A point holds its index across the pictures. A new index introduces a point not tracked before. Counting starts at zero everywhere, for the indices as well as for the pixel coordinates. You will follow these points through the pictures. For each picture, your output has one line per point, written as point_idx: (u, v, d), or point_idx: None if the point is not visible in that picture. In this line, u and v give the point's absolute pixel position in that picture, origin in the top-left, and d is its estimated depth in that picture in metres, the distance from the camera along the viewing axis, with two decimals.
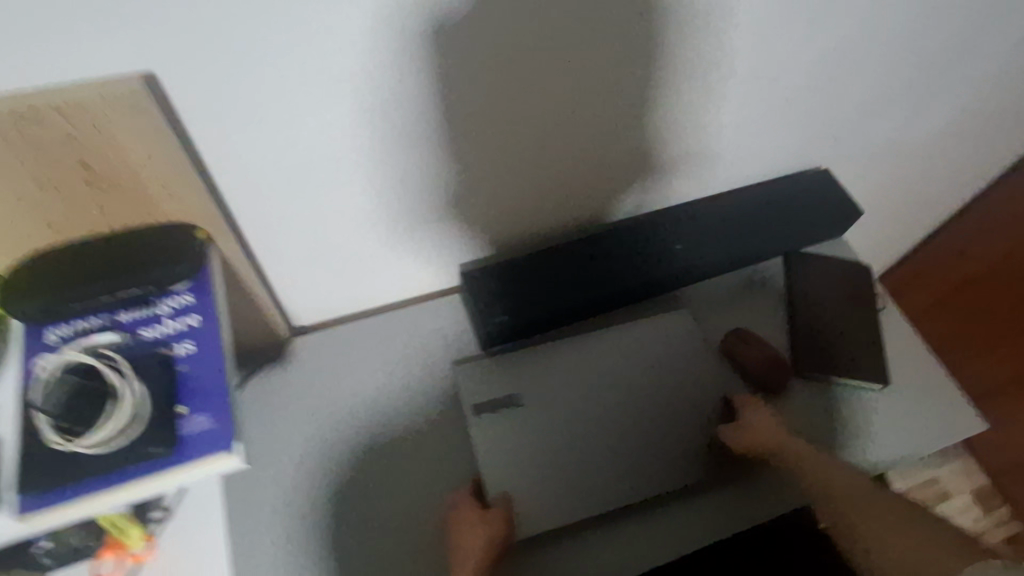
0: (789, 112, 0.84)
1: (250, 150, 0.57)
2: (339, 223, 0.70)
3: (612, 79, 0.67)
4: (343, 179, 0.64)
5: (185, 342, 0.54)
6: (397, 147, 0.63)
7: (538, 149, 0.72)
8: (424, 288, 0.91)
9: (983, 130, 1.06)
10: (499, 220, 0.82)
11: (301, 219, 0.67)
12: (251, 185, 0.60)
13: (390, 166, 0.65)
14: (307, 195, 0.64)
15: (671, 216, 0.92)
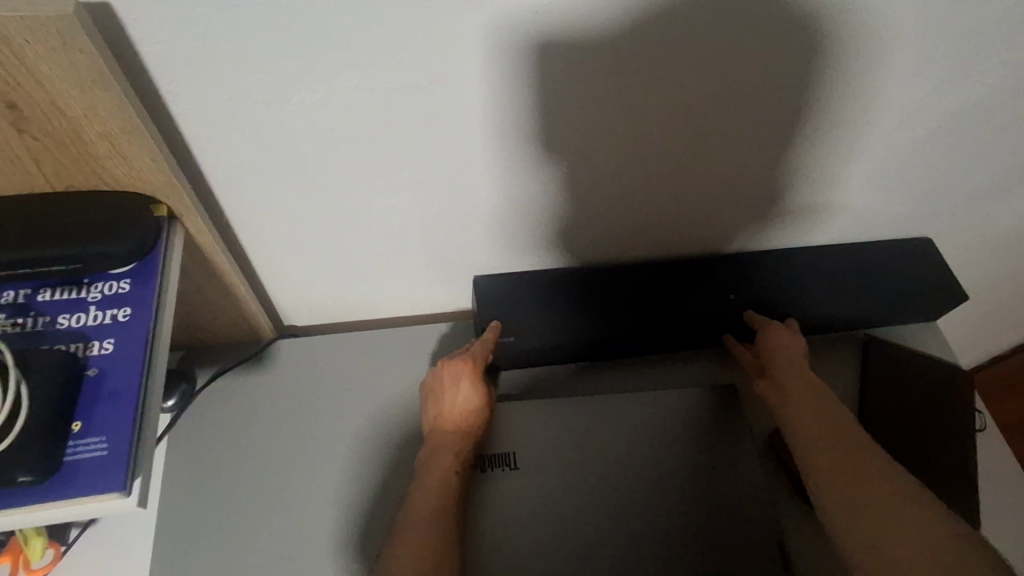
0: (884, 173, 0.69)
1: (226, 102, 0.50)
2: (339, 220, 0.63)
3: (660, 87, 0.55)
4: (345, 170, 0.58)
5: (107, 338, 0.45)
6: (394, 117, 0.54)
7: (569, 174, 0.63)
8: (436, 307, 0.80)
9: None
10: (524, 240, 0.71)
11: (295, 208, 0.61)
12: (239, 158, 0.55)
13: (387, 140, 0.56)
14: (302, 181, 0.58)
15: (729, 263, 0.79)
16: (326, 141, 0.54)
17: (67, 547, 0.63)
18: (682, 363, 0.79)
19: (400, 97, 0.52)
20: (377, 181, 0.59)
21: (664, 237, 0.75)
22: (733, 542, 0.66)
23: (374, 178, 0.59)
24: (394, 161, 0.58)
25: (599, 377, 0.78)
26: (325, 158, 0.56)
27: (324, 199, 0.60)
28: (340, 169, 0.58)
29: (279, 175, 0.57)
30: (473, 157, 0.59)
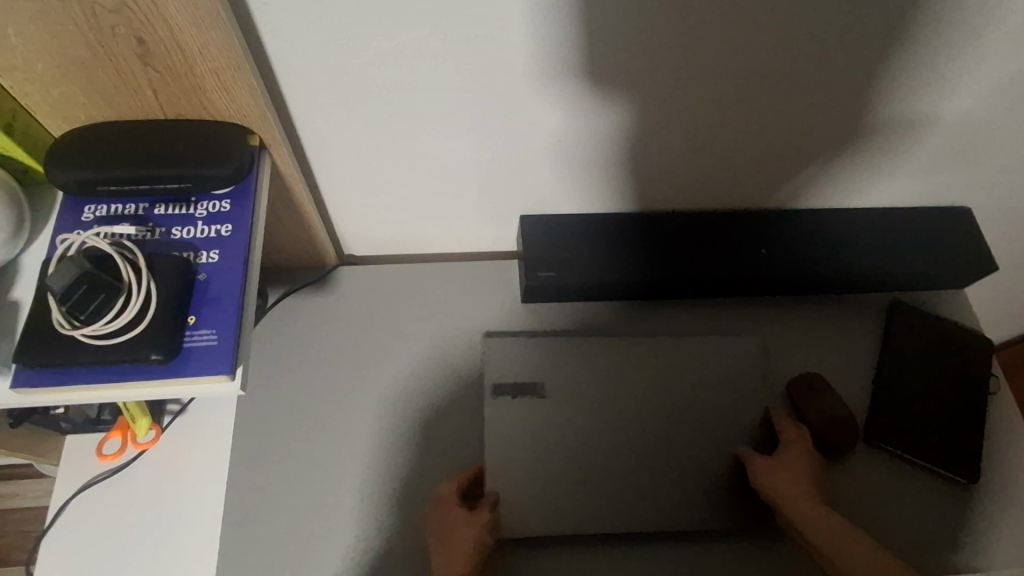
0: (920, 136, 0.72)
1: (313, 46, 0.55)
2: (402, 160, 0.69)
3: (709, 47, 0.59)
4: (411, 114, 0.63)
5: (212, 249, 0.52)
6: (460, 64, 0.58)
7: (615, 123, 0.67)
8: (483, 248, 0.86)
9: None
10: (571, 187, 0.76)
11: (365, 145, 0.67)
12: (319, 98, 0.60)
13: (451, 86, 0.61)
14: (372, 122, 0.64)
15: (765, 219, 0.82)
16: (397, 85, 0.60)
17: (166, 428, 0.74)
18: (709, 312, 0.85)
19: (467, 47, 0.57)
20: (439, 124, 0.65)
21: (702, 192, 0.79)
22: (739, 490, 0.75)
23: (436, 122, 0.64)
24: (456, 108, 0.63)
25: (630, 319, 0.84)
26: (395, 101, 0.61)
27: (390, 139, 0.66)
28: (407, 113, 0.63)
29: (352, 114, 0.63)
30: (528, 105, 0.64)
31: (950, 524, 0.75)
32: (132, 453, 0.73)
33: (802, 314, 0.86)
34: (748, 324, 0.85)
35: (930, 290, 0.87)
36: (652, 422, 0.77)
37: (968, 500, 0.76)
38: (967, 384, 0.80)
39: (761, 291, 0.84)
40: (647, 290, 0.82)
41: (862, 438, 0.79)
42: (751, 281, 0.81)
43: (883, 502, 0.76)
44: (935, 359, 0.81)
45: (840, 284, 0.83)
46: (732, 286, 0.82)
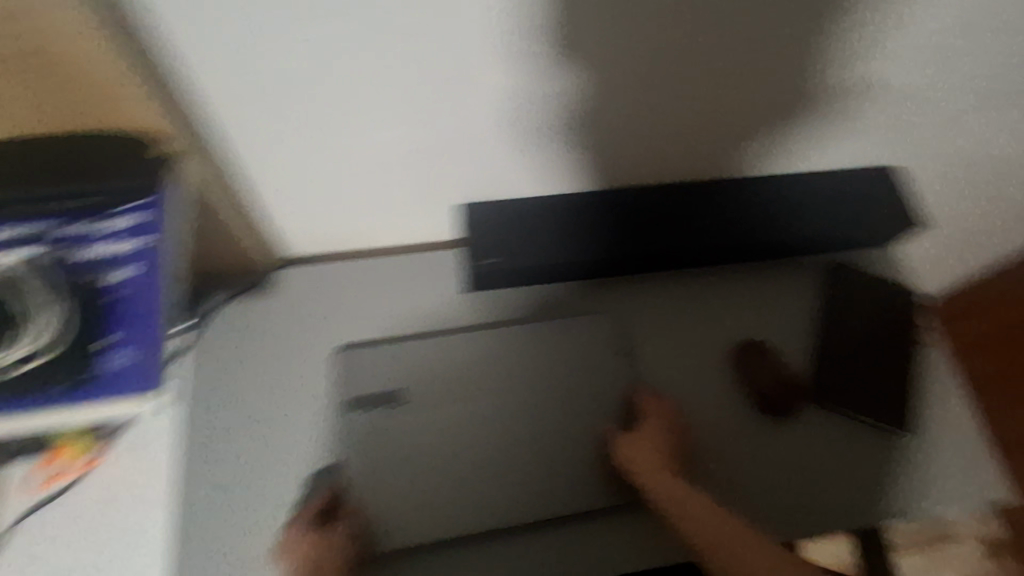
0: (840, 99, 0.73)
1: (214, 44, 0.53)
2: (326, 156, 0.67)
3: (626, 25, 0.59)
4: (331, 110, 0.62)
5: (122, 266, 0.54)
6: (373, 54, 0.57)
7: (542, 109, 0.67)
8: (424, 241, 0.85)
9: None
10: (505, 173, 0.76)
11: (286, 145, 0.65)
12: (231, 98, 0.58)
13: (367, 76, 0.59)
14: (290, 121, 0.62)
15: (704, 189, 0.83)
16: (313, 81, 0.58)
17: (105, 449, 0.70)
18: (653, 288, 0.86)
19: (378, 36, 0.55)
20: (360, 117, 0.63)
21: (635, 169, 0.80)
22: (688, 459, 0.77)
23: (358, 116, 0.63)
24: (376, 101, 0.62)
25: (576, 299, 0.84)
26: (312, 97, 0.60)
27: (312, 137, 0.64)
28: (326, 108, 0.61)
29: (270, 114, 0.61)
30: (452, 95, 0.63)
31: (887, 470, 0.79)
32: (71, 480, 0.69)
33: (741, 281, 0.88)
34: (690, 296, 0.86)
35: (862, 249, 0.90)
36: (602, 399, 0.78)
37: (903, 449, 0.80)
38: (899, 337, 0.84)
39: (701, 260, 0.85)
40: (589, 269, 0.82)
41: (805, 398, 0.81)
42: (690, 252, 0.82)
43: (827, 459, 0.79)
44: (869, 315, 0.84)
45: (778, 250, 0.85)
46: (672, 258, 0.83)
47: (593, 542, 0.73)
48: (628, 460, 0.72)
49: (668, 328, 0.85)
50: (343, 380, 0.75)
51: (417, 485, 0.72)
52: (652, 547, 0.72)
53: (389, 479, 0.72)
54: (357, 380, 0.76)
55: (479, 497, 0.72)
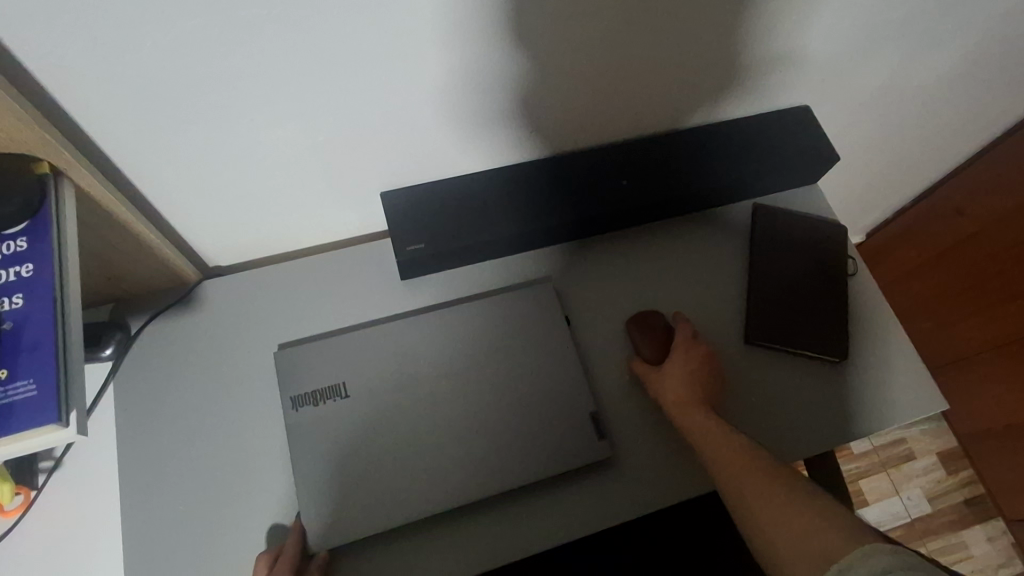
0: (749, 49, 0.73)
1: (84, 57, 0.50)
2: (231, 159, 0.65)
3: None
4: (226, 110, 0.59)
5: (15, 294, 0.50)
6: (259, 53, 0.54)
7: (447, 87, 0.65)
8: (353, 232, 0.84)
9: (981, 81, 0.97)
10: (423, 156, 0.74)
11: (187, 152, 0.63)
12: (115, 106, 0.55)
13: (258, 76, 0.56)
14: (186, 126, 0.59)
15: (623, 151, 0.84)
16: (201, 81, 0.55)
17: (38, 491, 0.70)
18: (588, 252, 0.87)
19: (262, 34, 0.53)
20: (260, 116, 0.61)
21: (556, 138, 0.79)
22: (638, 414, 0.79)
23: (257, 114, 0.61)
24: (273, 97, 0.59)
25: (513, 273, 0.85)
26: (204, 99, 0.57)
27: (211, 140, 0.62)
28: (222, 109, 0.59)
29: (161, 119, 0.58)
30: (351, 83, 0.61)
31: (834, 400, 0.81)
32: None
33: (672, 235, 0.89)
34: (624, 255, 0.87)
35: (787, 190, 0.92)
36: (550, 370, 0.78)
37: (844, 376, 0.83)
38: (829, 270, 0.86)
39: (631, 218, 0.86)
40: (522, 241, 0.82)
41: (745, 341, 0.83)
42: (619, 212, 0.83)
43: (772, 396, 0.81)
44: (798, 253, 0.87)
45: (702, 200, 0.87)
46: (602, 217, 0.84)
47: (557, 509, 0.73)
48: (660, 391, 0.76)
49: (608, 288, 0.86)
50: (285, 380, 0.74)
51: (374, 478, 0.71)
52: (612, 503, 0.74)
53: (343, 479, 0.71)
54: (302, 378, 0.74)
55: (438, 484, 0.71)
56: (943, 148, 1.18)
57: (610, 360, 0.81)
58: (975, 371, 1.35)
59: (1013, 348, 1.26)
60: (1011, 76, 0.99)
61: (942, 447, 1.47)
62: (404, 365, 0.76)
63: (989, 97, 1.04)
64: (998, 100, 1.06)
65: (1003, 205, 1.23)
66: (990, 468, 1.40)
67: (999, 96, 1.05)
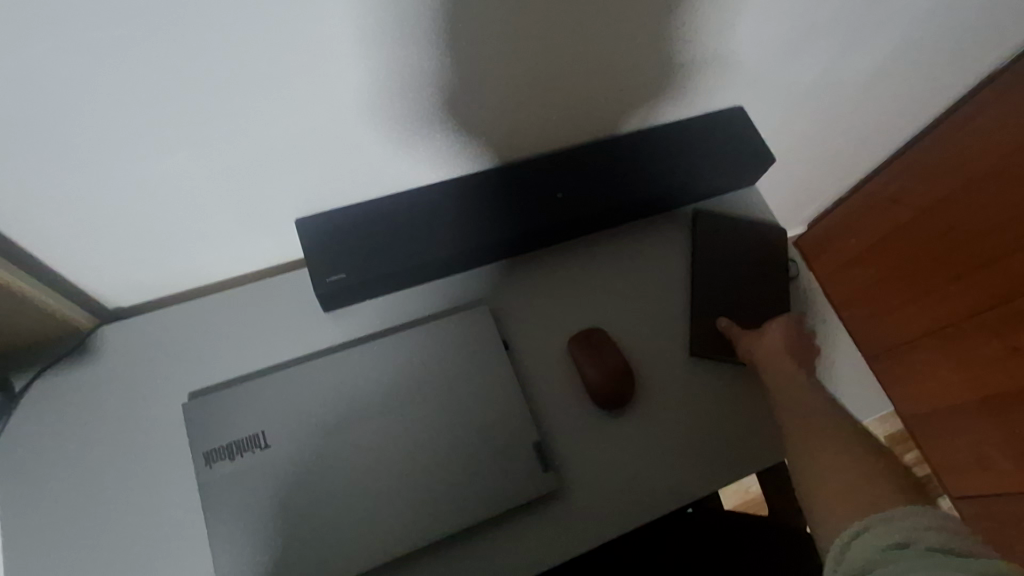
0: (678, 54, 0.70)
1: None
2: (114, 197, 0.58)
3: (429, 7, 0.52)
4: (100, 144, 0.52)
5: None
6: (133, 83, 0.48)
7: (358, 108, 0.59)
8: (269, 263, 0.77)
9: (907, 75, 0.98)
10: (338, 180, 0.69)
11: (58, 195, 0.55)
12: None
13: (133, 107, 0.50)
14: (50, 164, 0.52)
15: (556, 161, 0.80)
16: (63, 112, 0.48)
17: None
18: (524, 269, 0.83)
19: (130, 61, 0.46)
20: (140, 150, 0.54)
21: (484, 152, 0.74)
22: (585, 438, 0.75)
23: (137, 146, 0.53)
24: (155, 127, 0.52)
25: (446, 295, 0.80)
26: (69, 132, 0.50)
27: (87, 179, 0.55)
28: (93, 143, 0.51)
29: (19, 158, 0.50)
30: (247, 108, 0.54)
31: None
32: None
33: (610, 247, 0.86)
34: (562, 270, 0.84)
35: (725, 193, 0.90)
36: (491, 400, 0.73)
37: None
38: (770, 275, 0.85)
39: (567, 232, 0.82)
40: (453, 264, 0.77)
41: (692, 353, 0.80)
42: (553, 227, 0.79)
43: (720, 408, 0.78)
44: (737, 260, 0.85)
45: (639, 208, 0.84)
46: (536, 234, 0.80)
47: (502, 550, 0.69)
48: (763, 351, 0.76)
49: (546, 306, 0.82)
50: (197, 432, 0.67)
51: (303, 535, 0.65)
52: (562, 536, 0.70)
53: (267, 538, 0.65)
54: (215, 428, 0.68)
55: (375, 533, 0.66)
56: (875, 140, 1.20)
57: (552, 384, 0.77)
58: (913, 357, 1.38)
59: (950, 333, 1.29)
60: (936, 69, 1.00)
61: (889, 430, 1.50)
62: (329, 407, 0.70)
63: (916, 90, 1.05)
64: (925, 93, 1.08)
65: (932, 192, 1.27)
66: (934, 449, 1.43)
67: (926, 89, 1.06)
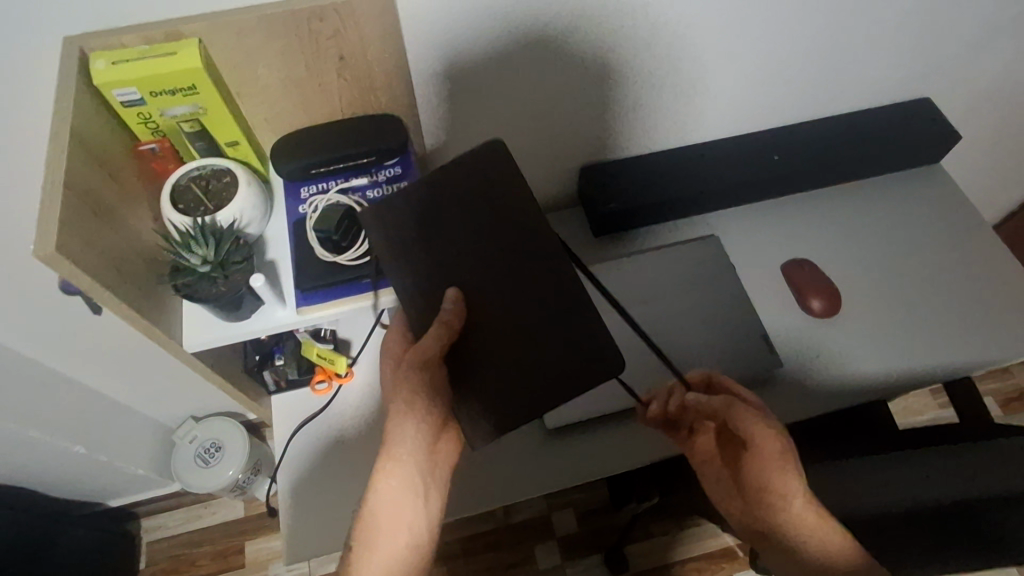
0: (886, 53, 0.91)
1: (437, 100, 0.77)
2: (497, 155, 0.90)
3: (722, 14, 0.77)
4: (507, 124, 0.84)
5: (398, 201, 0.71)
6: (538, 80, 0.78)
7: (652, 88, 0.86)
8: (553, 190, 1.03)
9: None
10: (620, 140, 0.96)
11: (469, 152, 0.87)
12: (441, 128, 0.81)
13: (531, 96, 0.80)
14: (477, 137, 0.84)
15: (772, 132, 1.02)
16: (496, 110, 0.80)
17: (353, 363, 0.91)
18: (738, 212, 1.06)
19: (543, 71, 0.76)
20: (522, 112, 0.83)
21: (722, 123, 0.98)
22: (787, 342, 0.95)
23: (522, 122, 0.85)
24: (526, 109, 0.82)
25: (676, 229, 1.05)
26: (494, 119, 0.82)
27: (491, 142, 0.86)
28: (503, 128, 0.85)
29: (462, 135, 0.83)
30: (591, 87, 0.82)
31: (970, 335, 0.93)
32: (340, 386, 0.90)
33: (810, 204, 1.06)
34: (769, 213, 1.06)
35: (912, 168, 1.08)
36: (719, 310, 0.95)
37: (975, 316, 0.95)
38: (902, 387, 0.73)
39: (497, 255, 0.63)
40: (434, 272, 0.64)
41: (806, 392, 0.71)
42: (766, 186, 1.02)
43: (907, 325, 0.95)
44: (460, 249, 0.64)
45: (837, 172, 1.03)
46: (445, 236, 0.64)
47: None
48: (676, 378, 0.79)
49: (762, 244, 1.03)
50: None
51: None
52: (773, 408, 0.90)
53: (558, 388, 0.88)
54: None
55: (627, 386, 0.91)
56: None
57: (772, 302, 0.98)
58: None
59: None
60: None
61: None
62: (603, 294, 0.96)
63: None
64: None
65: None
66: None
67: None
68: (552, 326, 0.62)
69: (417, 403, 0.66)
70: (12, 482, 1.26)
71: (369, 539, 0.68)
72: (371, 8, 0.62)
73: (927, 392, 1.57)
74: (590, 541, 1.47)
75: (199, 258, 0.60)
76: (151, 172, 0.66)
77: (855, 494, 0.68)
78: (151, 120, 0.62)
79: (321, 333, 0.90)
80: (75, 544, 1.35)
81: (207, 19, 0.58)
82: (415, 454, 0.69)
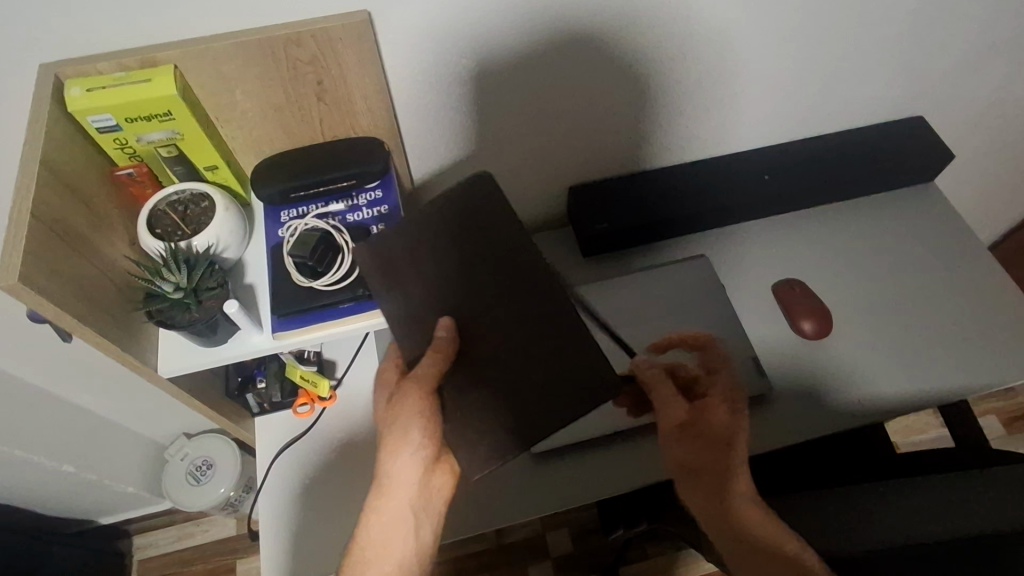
0: (873, 72, 0.90)
1: (419, 119, 0.77)
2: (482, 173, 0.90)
3: (699, 31, 0.77)
4: (490, 141, 0.84)
5: (378, 225, 0.70)
6: (518, 97, 0.78)
7: (635, 104, 0.86)
8: (542, 207, 1.03)
9: None
10: (607, 159, 0.95)
11: (454, 170, 0.87)
12: (424, 144, 0.81)
13: (513, 114, 0.80)
14: (461, 153, 0.85)
15: (762, 151, 1.01)
16: (478, 127, 0.81)
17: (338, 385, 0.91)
18: (728, 231, 1.05)
19: (523, 87, 0.77)
20: (505, 131, 0.83)
21: (711, 142, 0.98)
22: (778, 363, 0.94)
23: (506, 139, 0.85)
24: (508, 127, 0.82)
25: (667, 248, 1.04)
26: (477, 137, 0.82)
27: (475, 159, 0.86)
28: (486, 146, 0.85)
29: (446, 152, 0.84)
30: (572, 104, 0.82)
31: (965, 358, 0.91)
32: (323, 409, 0.90)
33: (802, 222, 1.05)
34: (760, 232, 1.05)
35: (905, 187, 1.06)
36: (709, 330, 0.94)
37: (970, 338, 0.93)
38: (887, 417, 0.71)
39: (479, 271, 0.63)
40: (411, 292, 0.63)
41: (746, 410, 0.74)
42: (757, 206, 1.00)
43: (899, 346, 0.93)
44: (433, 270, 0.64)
45: (829, 192, 1.02)
46: (428, 254, 0.64)
47: None
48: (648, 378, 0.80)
49: (752, 264, 1.02)
50: None
51: None
52: (763, 432, 0.88)
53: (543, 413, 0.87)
54: None
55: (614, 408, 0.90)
56: None
57: (762, 322, 0.97)
58: None
59: None
60: None
61: None
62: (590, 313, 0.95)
63: None
64: None
65: None
66: None
67: None
68: (533, 334, 0.61)
69: (411, 435, 0.65)
70: (1, 500, 1.25)
71: (361, 568, 0.67)
72: (349, 34, 0.62)
73: (928, 411, 1.54)
74: (585, 563, 1.45)
75: (171, 284, 0.60)
76: (128, 197, 0.66)
77: (843, 528, 0.66)
78: (127, 145, 0.62)
79: (305, 354, 0.89)
80: (64, 563, 1.34)
81: (182, 46, 0.58)
82: (409, 485, 0.68)
